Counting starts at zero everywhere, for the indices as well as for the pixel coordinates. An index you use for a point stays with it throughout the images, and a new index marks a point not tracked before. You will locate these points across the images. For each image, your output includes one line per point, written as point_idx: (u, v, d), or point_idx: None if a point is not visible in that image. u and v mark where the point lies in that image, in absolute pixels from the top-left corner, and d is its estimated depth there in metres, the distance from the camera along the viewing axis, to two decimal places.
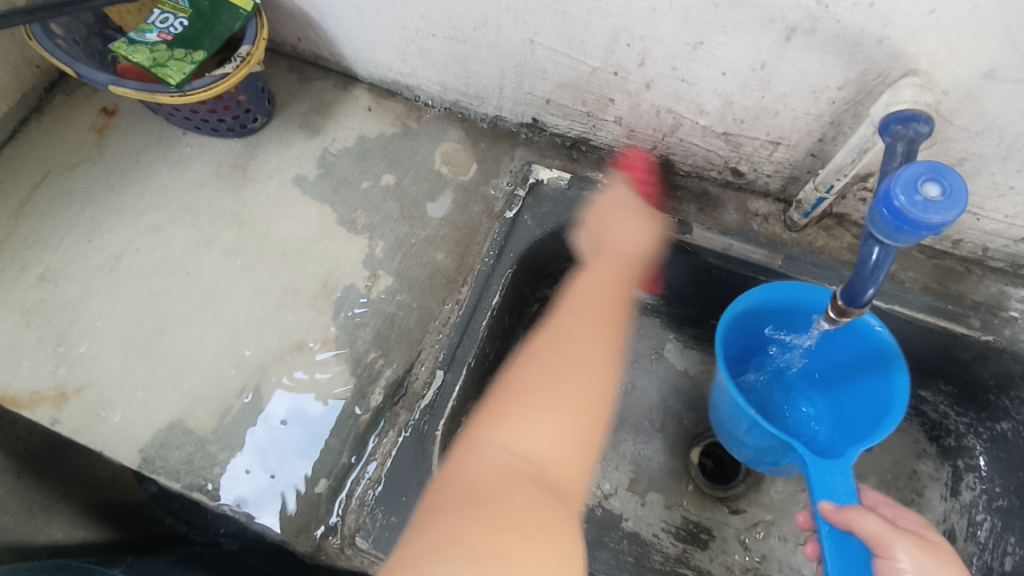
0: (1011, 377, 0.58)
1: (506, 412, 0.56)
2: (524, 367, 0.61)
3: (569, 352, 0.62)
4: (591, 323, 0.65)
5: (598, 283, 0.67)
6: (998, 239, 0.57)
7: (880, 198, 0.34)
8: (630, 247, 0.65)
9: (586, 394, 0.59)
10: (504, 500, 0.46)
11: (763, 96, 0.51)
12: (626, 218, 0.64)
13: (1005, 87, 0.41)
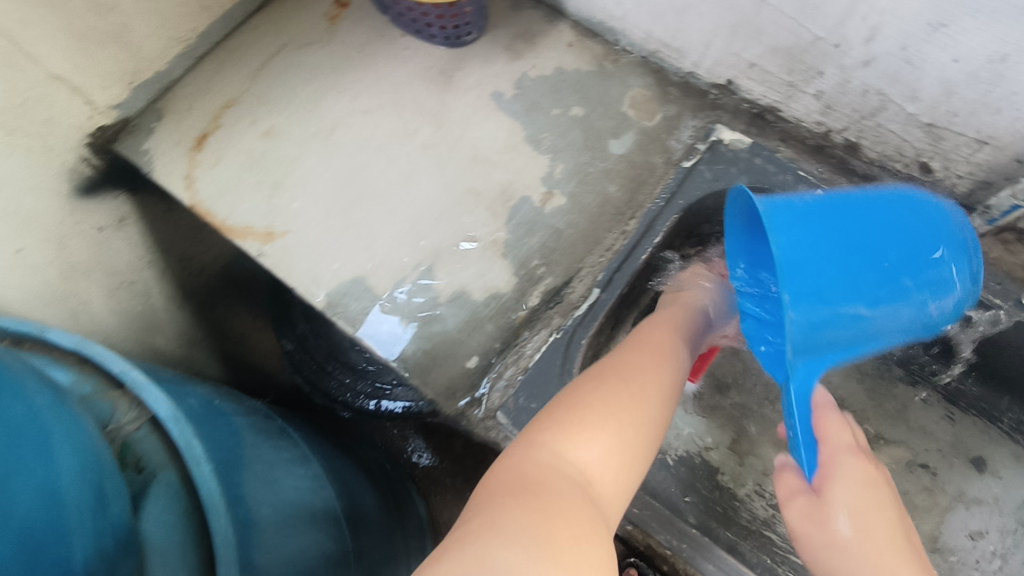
0: None
1: (562, 420, 0.51)
2: (581, 385, 0.54)
3: (631, 379, 0.55)
4: (656, 360, 0.58)
5: (664, 330, 0.62)
6: None
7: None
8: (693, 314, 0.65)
9: (644, 433, 0.52)
10: (563, 492, 0.43)
11: (989, 90, 0.52)
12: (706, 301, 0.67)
13: None
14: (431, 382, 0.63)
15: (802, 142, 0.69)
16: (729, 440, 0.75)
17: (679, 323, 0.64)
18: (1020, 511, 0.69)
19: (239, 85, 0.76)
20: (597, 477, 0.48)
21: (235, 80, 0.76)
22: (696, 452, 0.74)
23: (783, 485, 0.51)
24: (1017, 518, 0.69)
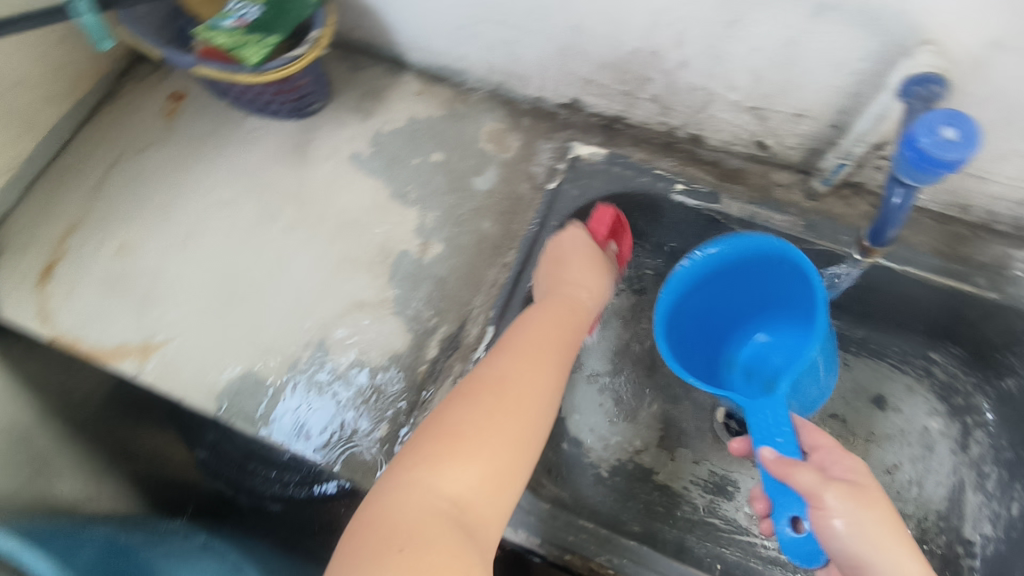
0: (1015, 334, 0.66)
1: (428, 453, 0.50)
2: (452, 404, 0.53)
3: (510, 386, 0.54)
4: (535, 354, 0.57)
5: (546, 318, 0.61)
6: (1002, 203, 0.62)
7: (903, 142, 0.39)
8: (577, 293, 0.65)
9: (524, 450, 0.52)
10: (433, 539, 0.44)
11: (790, 70, 0.56)
12: (577, 260, 0.65)
13: (1009, 56, 0.47)
14: (340, 464, 0.59)
15: (651, 142, 0.72)
16: (657, 438, 0.76)
17: (561, 308, 0.62)
18: (924, 436, 0.76)
19: (82, 203, 0.72)
20: (473, 503, 0.48)
21: (78, 198, 0.72)
22: (628, 458, 0.74)
23: (794, 479, 0.50)
24: (923, 442, 0.75)
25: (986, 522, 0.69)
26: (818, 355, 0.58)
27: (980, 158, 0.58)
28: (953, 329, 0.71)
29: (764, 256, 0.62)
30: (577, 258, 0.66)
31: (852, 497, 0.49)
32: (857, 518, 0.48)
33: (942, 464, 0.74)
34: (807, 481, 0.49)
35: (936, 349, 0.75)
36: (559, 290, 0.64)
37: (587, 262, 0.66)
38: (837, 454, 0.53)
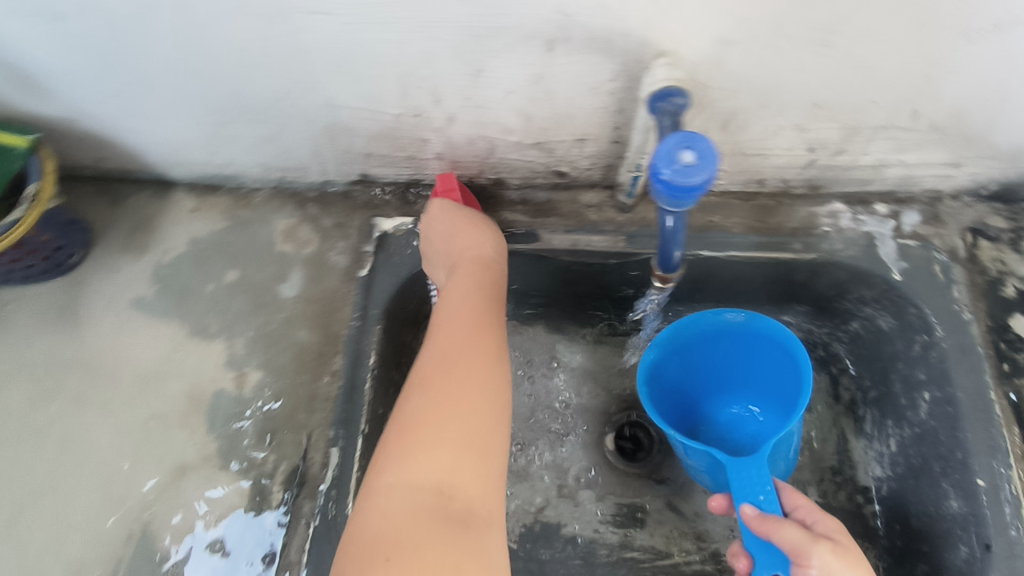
0: (842, 285, 0.69)
1: (397, 453, 0.49)
2: (411, 401, 0.52)
3: (455, 373, 0.54)
4: (466, 334, 0.57)
5: (459, 296, 0.60)
6: (790, 170, 0.64)
7: (653, 177, 0.38)
8: (475, 253, 0.62)
9: (479, 414, 0.52)
10: (425, 544, 0.43)
11: (552, 104, 0.55)
12: (455, 225, 0.63)
13: (737, 50, 0.48)
14: None
15: None
16: (556, 488, 0.72)
17: (467, 267, 0.61)
18: None
19: None
20: (456, 483, 0.48)
21: None
22: (533, 520, 0.71)
23: (782, 538, 0.48)
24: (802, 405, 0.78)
25: (875, 464, 0.71)
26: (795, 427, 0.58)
27: (753, 139, 0.59)
28: (791, 292, 0.73)
29: (765, 339, 0.62)
30: (456, 222, 0.63)
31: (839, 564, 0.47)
32: (841, 575, 0.46)
33: (824, 420, 0.76)
34: (793, 537, 0.48)
35: (784, 312, 0.77)
36: (454, 254, 0.62)
37: (467, 223, 0.63)
38: (819, 514, 0.52)
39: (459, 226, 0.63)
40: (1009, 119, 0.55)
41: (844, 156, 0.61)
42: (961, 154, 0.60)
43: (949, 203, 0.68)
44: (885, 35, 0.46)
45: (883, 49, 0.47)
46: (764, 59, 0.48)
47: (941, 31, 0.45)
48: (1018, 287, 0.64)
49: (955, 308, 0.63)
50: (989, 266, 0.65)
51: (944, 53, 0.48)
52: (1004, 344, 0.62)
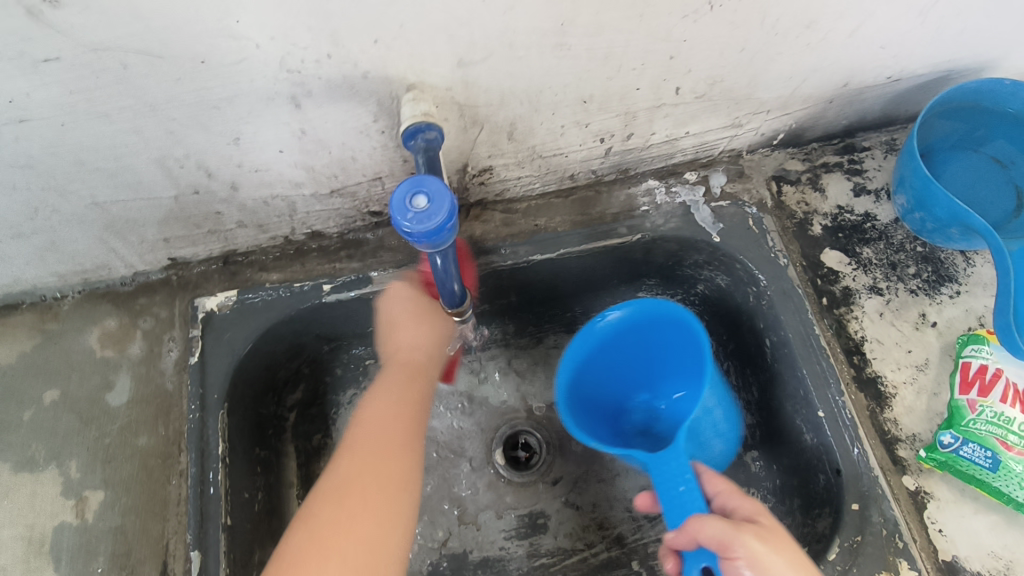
0: (678, 255, 0.71)
1: (299, 558, 0.48)
2: (320, 504, 0.51)
3: (359, 483, 0.52)
4: (372, 445, 0.55)
5: (378, 412, 0.58)
6: (594, 161, 0.65)
7: (397, 233, 0.38)
8: (410, 354, 0.64)
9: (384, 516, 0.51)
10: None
11: (329, 152, 0.54)
12: (409, 319, 0.64)
13: (480, 67, 0.48)
14: None
15: (279, 259, 0.68)
16: (456, 518, 0.72)
17: (397, 368, 0.63)
18: None
19: None
20: None
21: None
22: (439, 554, 0.71)
23: (705, 530, 0.48)
24: None
25: (746, 413, 0.74)
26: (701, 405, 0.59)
27: (543, 142, 0.60)
28: (636, 271, 0.75)
29: (668, 324, 0.62)
30: (408, 316, 0.64)
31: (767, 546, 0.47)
32: (765, 560, 0.46)
33: None
34: (715, 531, 0.47)
35: (637, 288, 0.78)
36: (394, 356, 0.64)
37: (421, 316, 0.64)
38: (740, 498, 0.52)
39: (414, 326, 0.64)
40: (766, 76, 0.58)
41: (635, 139, 0.63)
42: (739, 114, 0.63)
43: (749, 158, 0.72)
44: (614, 28, 0.47)
45: (622, 40, 0.49)
46: (513, 72, 0.49)
47: (665, 15, 0.47)
48: (824, 223, 0.68)
49: (773, 257, 0.66)
50: (795, 209, 0.69)
51: (681, 32, 0.49)
52: (821, 280, 0.66)
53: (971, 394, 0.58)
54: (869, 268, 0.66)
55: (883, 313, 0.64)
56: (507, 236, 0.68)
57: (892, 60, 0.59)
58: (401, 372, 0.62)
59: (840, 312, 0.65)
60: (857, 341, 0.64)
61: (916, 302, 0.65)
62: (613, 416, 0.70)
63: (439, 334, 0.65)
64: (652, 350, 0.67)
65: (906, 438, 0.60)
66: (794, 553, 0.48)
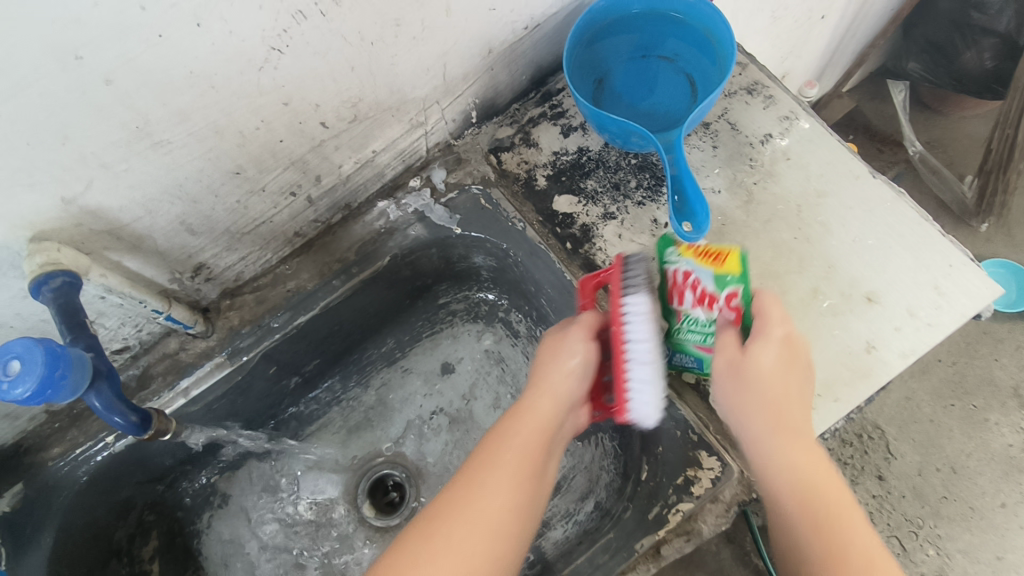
0: (442, 259, 0.74)
1: (418, 552, 0.44)
2: (475, 495, 0.47)
3: (486, 498, 0.47)
4: (523, 450, 0.49)
5: (526, 437, 0.50)
6: (306, 212, 0.66)
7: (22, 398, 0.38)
8: (565, 386, 0.53)
9: (523, 489, 0.48)
10: None
11: (10, 327, 0.53)
12: (556, 339, 0.55)
13: (93, 195, 0.48)
14: None
15: (58, 430, 0.66)
16: None
17: (553, 400, 0.52)
18: (492, 357, 0.81)
19: None
20: None
21: None
22: None
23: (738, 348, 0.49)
24: (494, 360, 0.81)
25: None
26: (705, 90, 0.67)
27: (232, 218, 0.60)
28: (416, 285, 0.77)
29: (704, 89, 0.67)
30: (551, 342, 0.55)
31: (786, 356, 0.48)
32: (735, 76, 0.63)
33: (518, 360, 0.80)
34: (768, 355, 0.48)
35: (432, 299, 0.80)
36: (538, 372, 0.54)
37: (573, 334, 0.54)
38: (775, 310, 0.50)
39: (570, 334, 0.54)
40: (402, 76, 0.59)
41: (327, 178, 0.64)
42: (412, 116, 0.65)
43: (460, 144, 0.73)
44: (198, 108, 0.47)
45: (217, 111, 0.49)
46: (133, 182, 0.49)
47: (239, 75, 0.47)
48: (546, 173, 0.70)
49: (508, 226, 0.69)
50: (518, 171, 0.71)
51: (282, 74, 0.50)
52: (559, 227, 0.68)
53: (683, 304, 0.52)
54: (597, 198, 0.69)
55: (621, 234, 0.67)
56: (264, 313, 0.68)
57: (513, 12, 0.61)
58: (546, 407, 0.51)
59: (585, 249, 0.67)
60: (607, 270, 0.66)
61: (646, 212, 0.67)
62: (641, 42, 0.69)
63: (587, 356, 0.53)
64: (653, 86, 0.69)
65: None
66: (719, 60, 0.66)
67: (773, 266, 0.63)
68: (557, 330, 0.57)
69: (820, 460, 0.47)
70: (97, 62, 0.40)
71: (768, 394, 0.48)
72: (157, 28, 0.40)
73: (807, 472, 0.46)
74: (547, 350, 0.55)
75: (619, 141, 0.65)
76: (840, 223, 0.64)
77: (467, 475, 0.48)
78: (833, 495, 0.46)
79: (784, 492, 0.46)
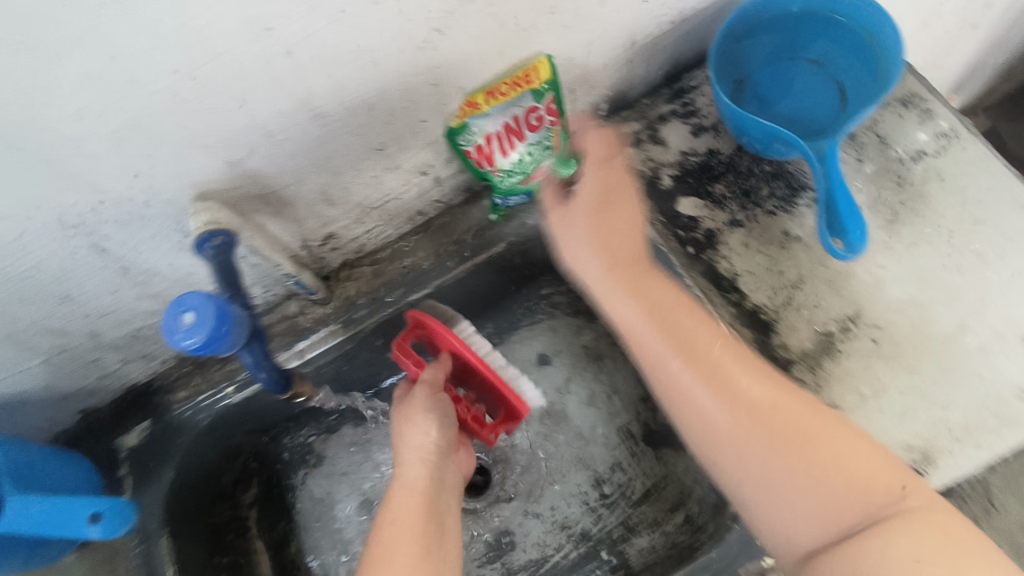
0: (554, 251, 0.73)
1: None
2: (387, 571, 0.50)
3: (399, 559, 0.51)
4: (415, 509, 0.55)
5: (405, 509, 0.55)
6: (430, 192, 0.67)
7: (209, 336, 0.40)
8: (427, 446, 0.60)
9: (429, 538, 0.53)
10: None
11: (163, 278, 0.57)
12: (401, 420, 0.62)
13: (254, 161, 0.50)
14: None
15: (184, 375, 0.71)
16: None
17: (420, 467, 0.59)
18: (589, 353, 0.81)
19: None
20: None
21: None
22: None
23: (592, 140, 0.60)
24: (591, 357, 0.81)
25: None
26: (859, 99, 0.63)
27: (366, 192, 0.61)
28: (524, 274, 0.77)
29: (858, 98, 0.63)
30: (401, 414, 0.62)
31: (607, 228, 0.58)
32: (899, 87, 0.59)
33: (615, 360, 0.79)
34: (595, 170, 0.60)
35: (535, 288, 0.80)
36: (403, 457, 0.60)
37: (412, 415, 0.61)
38: (598, 145, 0.60)
39: (402, 423, 0.61)
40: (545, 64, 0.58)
41: (456, 161, 0.65)
42: None
43: None
44: (358, 83, 0.49)
45: (374, 88, 0.50)
46: (289, 151, 0.51)
47: (399, 54, 0.48)
48: (672, 173, 0.68)
49: None
50: (643, 167, 0.69)
51: (437, 55, 0.50)
52: (681, 230, 0.66)
53: (488, 167, 0.63)
54: (724, 204, 0.66)
55: (748, 244, 0.64)
56: (381, 287, 0.70)
57: (665, 5, 0.59)
58: (419, 475, 0.58)
59: (707, 255, 0.64)
60: (730, 279, 0.63)
61: (776, 223, 0.64)
62: (791, 44, 0.66)
63: (430, 439, 0.60)
64: (798, 93, 0.66)
65: (799, 358, 0.59)
66: (880, 67, 0.61)
67: (915, 294, 0.59)
68: (400, 412, 0.63)
69: (754, 390, 0.52)
70: (282, 34, 0.41)
71: (648, 301, 0.57)
72: (340, 4, 0.41)
73: (764, 431, 0.50)
74: (398, 450, 0.60)
75: (761, 147, 0.63)
76: (998, 255, 0.59)
77: (372, 551, 0.52)
78: (789, 412, 0.51)
79: (770, 488, 0.50)
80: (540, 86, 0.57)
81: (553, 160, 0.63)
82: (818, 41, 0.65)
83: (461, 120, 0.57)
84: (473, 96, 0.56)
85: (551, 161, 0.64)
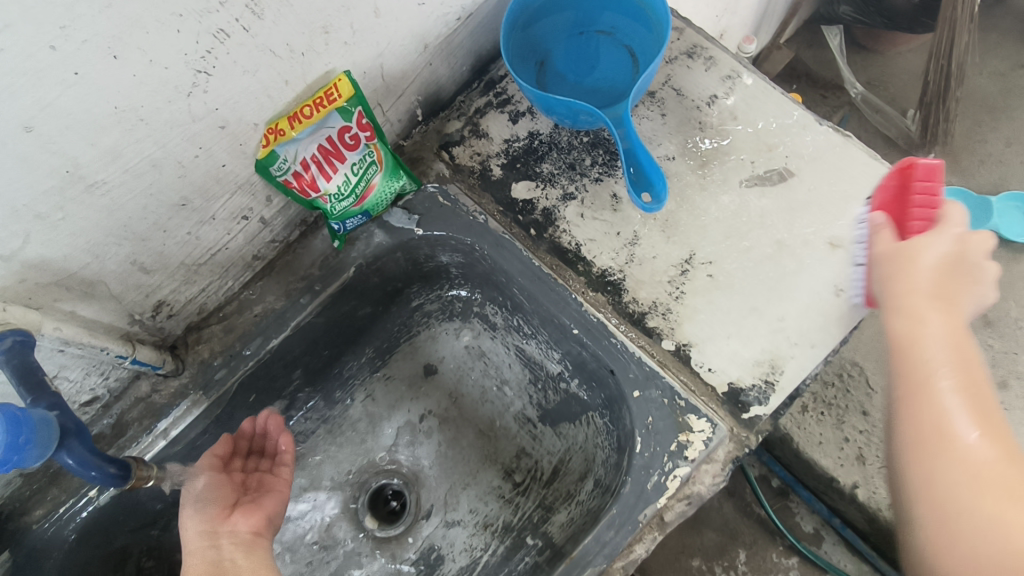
0: (408, 262, 0.73)
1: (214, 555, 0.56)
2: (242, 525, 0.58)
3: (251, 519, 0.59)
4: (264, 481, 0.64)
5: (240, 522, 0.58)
6: (262, 234, 0.65)
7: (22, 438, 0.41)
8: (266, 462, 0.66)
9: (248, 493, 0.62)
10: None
11: None
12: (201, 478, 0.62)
13: (34, 249, 0.46)
14: None
15: (38, 491, 0.64)
16: None
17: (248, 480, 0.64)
18: (472, 354, 0.82)
19: None
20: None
21: None
22: None
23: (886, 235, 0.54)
24: (475, 356, 0.81)
25: (550, 353, 0.74)
26: (648, 61, 0.67)
27: (186, 249, 0.58)
28: (387, 292, 0.76)
29: (647, 60, 0.67)
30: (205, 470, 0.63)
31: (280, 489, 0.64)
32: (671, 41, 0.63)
33: (498, 352, 0.80)
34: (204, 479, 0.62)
35: (404, 303, 0.80)
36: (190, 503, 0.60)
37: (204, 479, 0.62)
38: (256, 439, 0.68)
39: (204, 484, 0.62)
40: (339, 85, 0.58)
41: (277, 197, 0.63)
42: None
43: (410, 144, 0.72)
44: (130, 143, 0.45)
45: (151, 144, 0.47)
46: (75, 229, 0.47)
47: (168, 104, 0.46)
48: (500, 162, 0.70)
49: (471, 219, 0.68)
50: (472, 163, 0.70)
51: (214, 97, 0.48)
52: (521, 215, 0.68)
53: (314, 194, 0.61)
54: (554, 181, 0.68)
55: (583, 213, 0.67)
56: (235, 341, 0.66)
57: (444, 5, 0.60)
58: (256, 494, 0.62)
59: (549, 233, 0.67)
60: (574, 251, 0.66)
61: (605, 187, 0.67)
62: (579, 18, 0.69)
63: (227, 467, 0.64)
64: (597, 63, 0.69)
65: (650, 308, 0.63)
66: (656, 26, 0.66)
67: (736, 225, 0.64)
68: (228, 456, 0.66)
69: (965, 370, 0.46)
70: (12, 111, 0.38)
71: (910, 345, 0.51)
72: (71, 65, 0.38)
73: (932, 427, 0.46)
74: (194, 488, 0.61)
75: (566, 122, 0.65)
76: (795, 173, 0.65)
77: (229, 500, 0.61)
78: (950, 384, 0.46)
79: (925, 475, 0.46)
80: (344, 104, 0.57)
81: (380, 175, 0.64)
82: (602, 13, 0.68)
83: (267, 148, 0.56)
84: (276, 123, 0.55)
85: (380, 175, 0.64)
